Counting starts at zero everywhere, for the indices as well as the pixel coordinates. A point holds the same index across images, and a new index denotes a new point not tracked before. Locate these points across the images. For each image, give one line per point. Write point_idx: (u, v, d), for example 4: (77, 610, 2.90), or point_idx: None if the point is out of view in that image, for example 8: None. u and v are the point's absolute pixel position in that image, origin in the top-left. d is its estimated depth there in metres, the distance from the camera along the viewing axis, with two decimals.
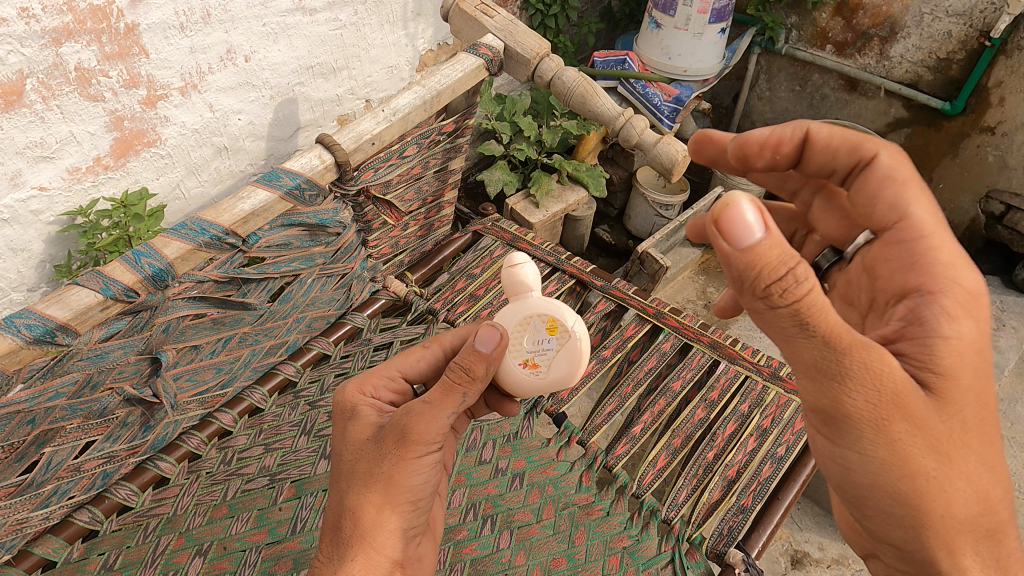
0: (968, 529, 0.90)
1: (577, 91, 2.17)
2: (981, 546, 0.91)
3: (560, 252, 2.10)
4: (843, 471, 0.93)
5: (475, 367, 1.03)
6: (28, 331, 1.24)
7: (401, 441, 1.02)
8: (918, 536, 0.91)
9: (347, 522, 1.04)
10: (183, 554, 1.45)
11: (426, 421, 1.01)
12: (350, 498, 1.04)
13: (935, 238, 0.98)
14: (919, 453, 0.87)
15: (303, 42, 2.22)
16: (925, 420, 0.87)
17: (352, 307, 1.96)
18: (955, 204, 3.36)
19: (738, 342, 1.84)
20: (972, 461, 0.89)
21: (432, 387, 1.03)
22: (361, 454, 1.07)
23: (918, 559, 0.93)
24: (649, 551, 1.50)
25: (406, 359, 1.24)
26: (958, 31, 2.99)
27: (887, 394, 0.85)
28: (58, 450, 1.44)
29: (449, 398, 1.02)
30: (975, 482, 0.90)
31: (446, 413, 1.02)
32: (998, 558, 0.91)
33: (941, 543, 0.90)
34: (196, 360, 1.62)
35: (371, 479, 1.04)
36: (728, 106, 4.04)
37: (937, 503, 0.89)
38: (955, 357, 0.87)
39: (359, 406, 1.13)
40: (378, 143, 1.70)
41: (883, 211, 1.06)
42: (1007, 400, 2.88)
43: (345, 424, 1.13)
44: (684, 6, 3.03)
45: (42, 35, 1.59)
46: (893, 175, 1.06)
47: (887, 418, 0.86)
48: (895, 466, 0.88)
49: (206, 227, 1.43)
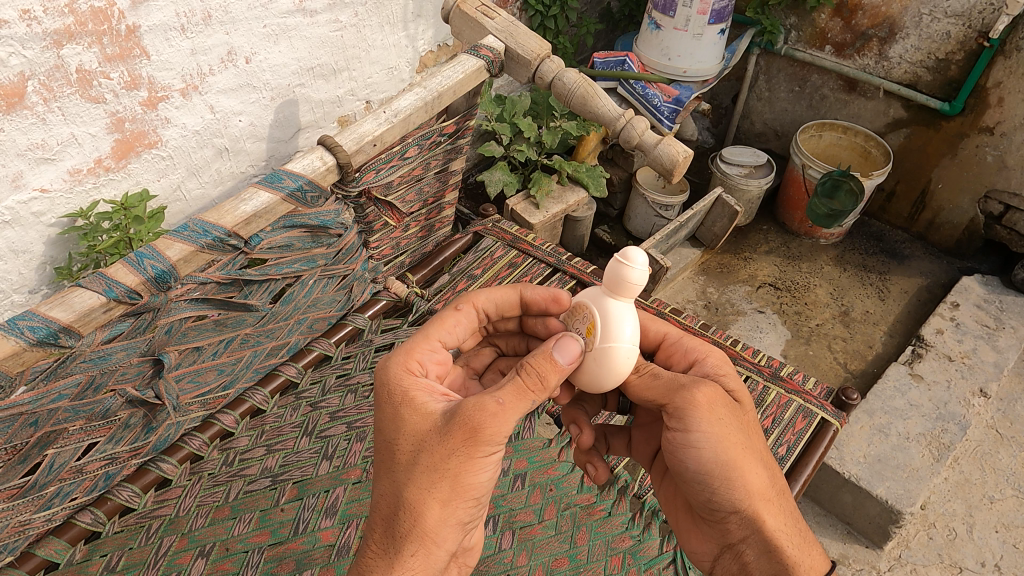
0: (771, 491, 1.13)
1: (577, 92, 2.16)
2: (785, 513, 1.13)
3: (560, 253, 2.13)
4: (687, 467, 1.12)
5: (549, 376, 1.07)
6: (30, 333, 1.25)
7: (470, 440, 1.02)
8: (742, 512, 1.11)
9: (407, 515, 1.04)
10: (185, 556, 1.44)
11: (500, 421, 1.02)
12: (410, 491, 1.03)
13: (688, 343, 1.29)
14: (735, 437, 1.10)
15: (303, 44, 2.22)
16: (733, 413, 1.12)
17: (352, 308, 1.95)
18: (954, 204, 3.38)
19: (738, 342, 1.96)
20: (766, 451, 1.16)
21: (505, 389, 1.04)
22: (424, 448, 1.05)
23: (743, 537, 1.13)
24: (650, 552, 1.50)
25: (443, 326, 1.28)
26: (956, 32, 2.99)
27: (712, 397, 1.10)
28: (60, 453, 1.46)
29: (521, 401, 1.04)
30: (771, 462, 1.16)
31: (516, 416, 1.04)
32: (795, 518, 1.15)
33: (761, 517, 1.10)
34: (197, 362, 1.63)
35: (436, 474, 1.03)
36: (727, 106, 4.05)
37: (756, 479, 1.11)
38: (734, 384, 1.21)
39: (415, 393, 1.11)
40: (379, 144, 1.70)
41: (646, 338, 1.34)
42: (1007, 399, 2.89)
43: (398, 410, 1.10)
44: (683, 7, 3.04)
45: (43, 37, 1.59)
46: (647, 315, 1.36)
47: (712, 409, 1.10)
48: (726, 451, 1.09)
49: (208, 228, 1.44)
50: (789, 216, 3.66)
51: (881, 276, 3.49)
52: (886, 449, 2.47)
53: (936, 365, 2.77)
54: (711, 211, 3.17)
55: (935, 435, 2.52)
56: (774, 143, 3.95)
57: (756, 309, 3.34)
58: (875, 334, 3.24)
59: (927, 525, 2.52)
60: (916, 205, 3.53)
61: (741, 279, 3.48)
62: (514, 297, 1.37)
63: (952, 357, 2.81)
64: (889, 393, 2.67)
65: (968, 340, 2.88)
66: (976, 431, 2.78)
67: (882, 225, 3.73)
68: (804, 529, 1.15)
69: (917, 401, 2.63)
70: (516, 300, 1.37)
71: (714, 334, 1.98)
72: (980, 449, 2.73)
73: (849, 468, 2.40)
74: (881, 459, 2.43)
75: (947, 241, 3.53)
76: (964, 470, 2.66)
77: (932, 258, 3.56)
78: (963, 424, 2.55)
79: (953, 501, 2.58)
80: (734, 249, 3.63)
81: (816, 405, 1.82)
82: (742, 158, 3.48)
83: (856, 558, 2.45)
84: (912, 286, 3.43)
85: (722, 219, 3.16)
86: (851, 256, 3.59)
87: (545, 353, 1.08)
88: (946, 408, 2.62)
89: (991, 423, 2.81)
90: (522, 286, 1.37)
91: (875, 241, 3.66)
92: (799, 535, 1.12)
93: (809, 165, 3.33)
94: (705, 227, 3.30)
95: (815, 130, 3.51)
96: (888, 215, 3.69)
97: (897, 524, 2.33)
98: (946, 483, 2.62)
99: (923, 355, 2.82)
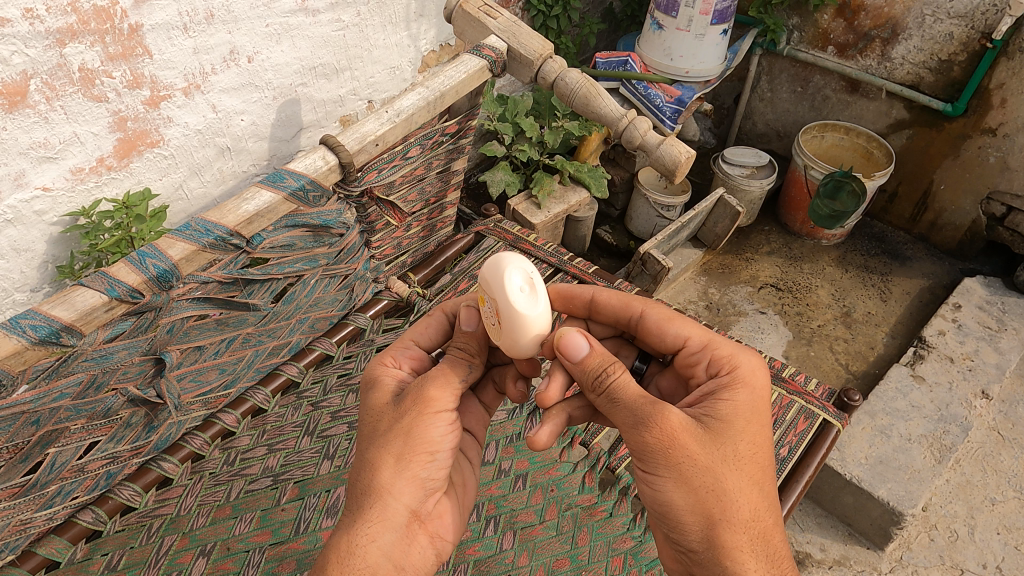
0: (740, 535, 1.07)
1: (580, 92, 2.16)
2: (757, 557, 1.07)
3: (562, 253, 2.12)
4: (648, 499, 1.13)
5: (471, 345, 1.22)
6: (33, 332, 1.25)
7: (419, 400, 1.10)
8: (703, 553, 1.08)
9: (364, 473, 1.06)
10: (186, 555, 1.44)
11: (442, 382, 1.13)
12: (368, 451, 1.08)
13: (711, 354, 1.27)
14: (698, 477, 1.07)
15: (305, 43, 2.21)
16: (703, 450, 1.09)
17: (353, 308, 1.94)
18: (956, 205, 3.37)
19: None
20: (750, 487, 1.09)
21: (444, 360, 1.19)
22: (381, 415, 1.12)
23: None
24: (652, 552, 1.50)
25: (416, 329, 1.33)
26: (959, 33, 2.99)
27: (676, 433, 1.08)
28: (62, 451, 1.45)
29: (458, 367, 1.17)
30: (753, 502, 1.09)
31: (457, 377, 1.15)
32: (770, 562, 1.07)
33: (721, 561, 1.06)
34: (199, 361, 1.63)
35: (391, 432, 1.08)
36: (729, 107, 4.06)
37: (721, 521, 1.07)
38: (729, 410, 1.15)
39: (378, 374, 1.20)
40: (381, 144, 1.70)
41: (666, 339, 1.37)
42: (1009, 401, 2.88)
43: (365, 393, 1.18)
44: (686, 8, 3.04)
45: (46, 35, 1.59)
46: (667, 317, 1.38)
47: (671, 448, 1.08)
48: (684, 491, 1.08)
49: (210, 228, 1.44)
50: (790, 217, 3.65)
51: (882, 277, 3.49)
52: (887, 450, 2.46)
53: (938, 367, 2.77)
54: (713, 211, 3.17)
55: (937, 437, 2.51)
56: (776, 144, 3.95)
57: (757, 310, 3.34)
58: (877, 335, 3.24)
59: (928, 526, 2.51)
60: (918, 206, 3.52)
61: (742, 280, 3.48)
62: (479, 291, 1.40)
63: (954, 358, 2.80)
64: (891, 395, 2.66)
65: (970, 342, 2.87)
66: (978, 432, 2.78)
67: (884, 226, 3.72)
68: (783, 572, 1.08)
69: (918, 403, 2.63)
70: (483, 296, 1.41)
71: None
72: (981, 450, 2.72)
73: (850, 470, 2.40)
74: (882, 461, 2.43)
75: (949, 242, 3.53)
76: (966, 472, 2.66)
77: (934, 259, 3.56)
78: (964, 425, 2.55)
79: (954, 502, 2.57)
80: (736, 250, 3.63)
81: (817, 406, 1.82)
82: (744, 159, 3.47)
83: (858, 559, 2.44)
84: (913, 287, 3.43)
85: (724, 220, 3.16)
86: (853, 257, 3.59)
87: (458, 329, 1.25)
88: (947, 409, 2.61)
89: (993, 425, 2.80)
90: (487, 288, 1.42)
91: (877, 242, 3.65)
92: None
93: (811, 166, 3.32)
94: (706, 228, 3.30)
95: (817, 130, 3.50)
96: (890, 216, 3.68)
97: (899, 525, 2.32)
98: (947, 485, 2.62)
99: (925, 356, 2.81)
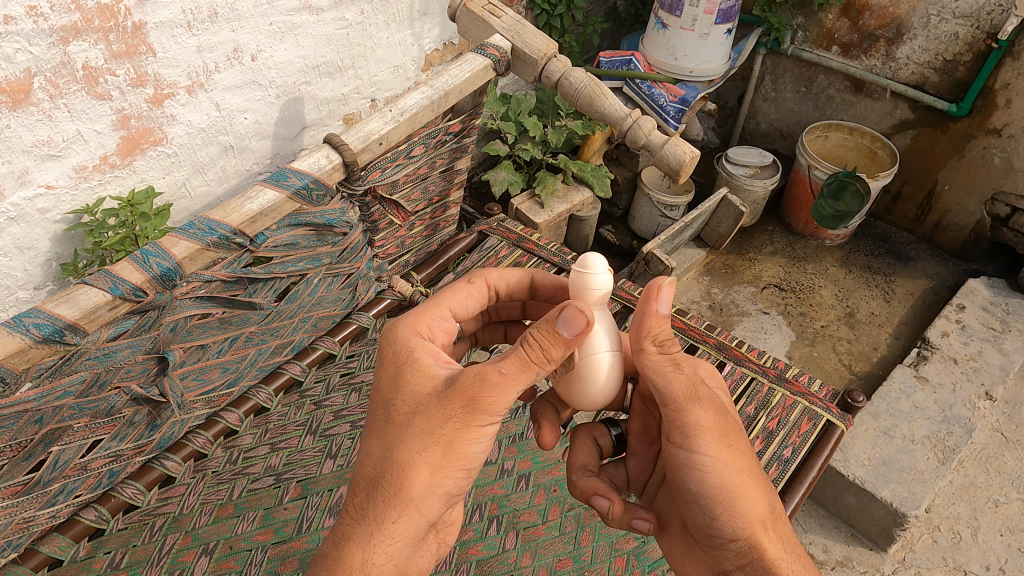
0: (771, 521, 1.11)
1: (584, 91, 2.14)
2: (783, 541, 1.11)
3: (565, 253, 2.11)
4: (689, 488, 1.09)
5: (553, 349, 1.02)
6: (36, 331, 1.24)
7: (469, 407, 1.02)
8: (744, 539, 1.08)
9: (394, 477, 1.02)
10: (188, 553, 1.44)
11: (499, 393, 1.01)
12: (401, 453, 1.03)
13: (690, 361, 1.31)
14: (740, 460, 1.10)
15: (309, 41, 2.21)
16: (737, 436, 1.12)
17: (357, 306, 1.94)
18: (960, 206, 3.37)
19: (743, 343, 1.94)
20: (764, 475, 1.15)
21: (508, 358, 1.01)
22: (421, 409, 1.05)
23: (744, 564, 1.09)
24: (655, 552, 1.50)
25: (455, 297, 1.30)
26: (964, 33, 2.97)
27: (719, 417, 1.10)
28: (64, 449, 1.44)
29: (523, 374, 1.01)
30: (771, 489, 1.15)
31: (516, 387, 1.02)
32: (792, 546, 1.13)
33: (761, 544, 1.08)
34: (202, 359, 1.62)
35: (431, 438, 1.02)
36: (732, 107, 4.05)
37: (757, 504, 1.09)
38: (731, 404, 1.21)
39: (418, 355, 1.12)
40: (385, 143, 1.69)
41: None
42: (1012, 402, 2.88)
43: (402, 369, 1.11)
44: (690, 7, 3.02)
45: (50, 33, 1.59)
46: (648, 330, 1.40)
47: (720, 431, 1.09)
48: (731, 474, 1.08)
49: (214, 226, 1.43)
50: (793, 217, 3.65)
51: (886, 278, 3.48)
52: (890, 452, 2.46)
53: (941, 368, 2.76)
54: (715, 212, 3.17)
55: (940, 438, 2.50)
56: (779, 144, 3.94)
57: (760, 311, 3.33)
58: (880, 336, 3.23)
59: (931, 528, 2.51)
60: (922, 206, 3.51)
61: (746, 279, 3.47)
62: (526, 278, 1.41)
63: (957, 360, 2.80)
64: (894, 396, 2.66)
65: (975, 343, 2.87)
66: (981, 434, 2.77)
67: (887, 227, 3.72)
68: (801, 554, 1.13)
69: (921, 404, 2.62)
70: (527, 282, 1.42)
71: (719, 336, 1.96)
72: (984, 452, 2.72)
73: (853, 471, 2.39)
74: (884, 462, 2.42)
75: (953, 243, 3.52)
76: (968, 473, 2.66)
77: (937, 260, 3.55)
78: (968, 427, 2.54)
79: (957, 504, 2.57)
80: (739, 250, 3.62)
81: (822, 406, 1.81)
82: (748, 158, 3.46)
83: (860, 561, 2.44)
84: (917, 288, 3.42)
85: (727, 220, 3.16)
86: (856, 258, 3.58)
87: (550, 323, 1.01)
88: (950, 411, 2.60)
89: (997, 426, 2.80)
90: (534, 270, 1.42)
91: (880, 243, 3.65)
92: (799, 564, 1.10)
93: (815, 166, 3.31)
94: (709, 228, 3.29)
95: (821, 130, 3.49)
96: (894, 217, 3.68)
97: (901, 527, 2.32)
98: (950, 486, 2.61)
99: (928, 357, 2.81)
